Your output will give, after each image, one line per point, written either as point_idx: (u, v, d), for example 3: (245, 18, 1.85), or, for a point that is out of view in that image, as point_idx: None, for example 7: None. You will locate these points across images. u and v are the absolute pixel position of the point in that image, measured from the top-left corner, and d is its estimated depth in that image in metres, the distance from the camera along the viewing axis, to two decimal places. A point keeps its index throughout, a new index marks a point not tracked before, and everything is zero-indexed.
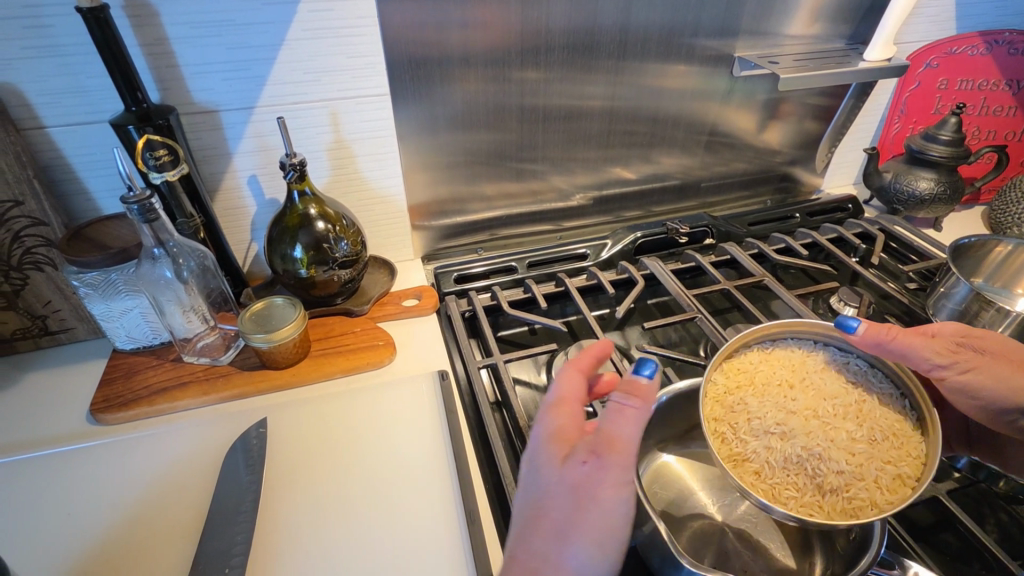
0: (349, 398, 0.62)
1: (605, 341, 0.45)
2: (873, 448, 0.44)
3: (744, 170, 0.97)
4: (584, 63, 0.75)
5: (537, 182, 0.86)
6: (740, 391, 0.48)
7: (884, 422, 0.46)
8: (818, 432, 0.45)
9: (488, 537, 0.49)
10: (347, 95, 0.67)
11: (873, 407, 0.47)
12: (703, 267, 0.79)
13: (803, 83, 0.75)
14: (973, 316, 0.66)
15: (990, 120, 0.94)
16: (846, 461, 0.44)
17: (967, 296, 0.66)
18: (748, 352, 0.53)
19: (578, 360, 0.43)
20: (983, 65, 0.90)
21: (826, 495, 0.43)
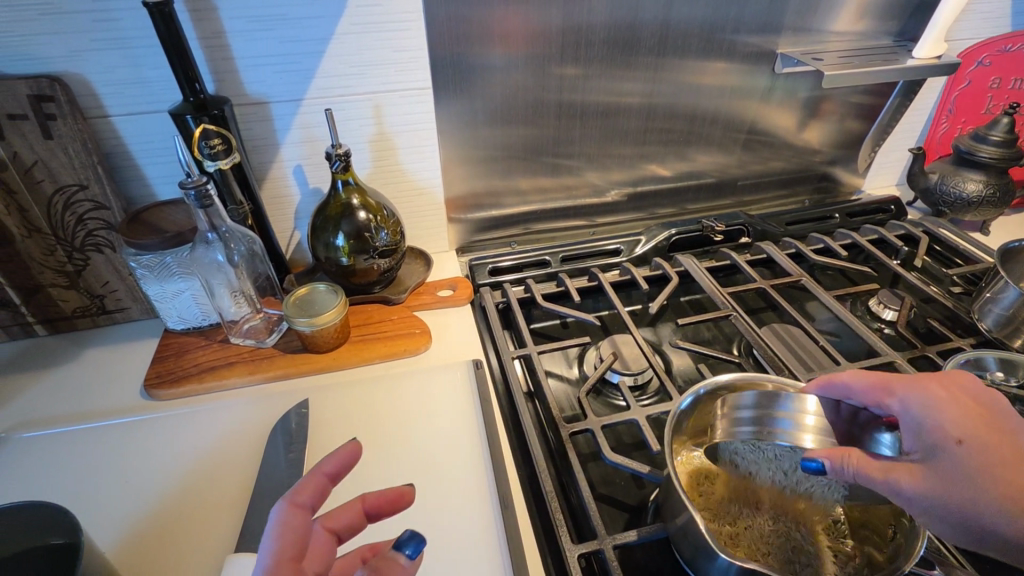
0: (385, 383, 0.64)
1: (335, 453, 0.36)
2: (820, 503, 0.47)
3: (782, 169, 0.96)
4: (623, 59, 0.75)
5: (571, 177, 0.86)
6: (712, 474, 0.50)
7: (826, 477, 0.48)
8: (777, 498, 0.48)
9: (520, 523, 0.50)
10: (389, 88, 0.68)
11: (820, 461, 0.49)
12: (739, 265, 0.78)
13: (848, 82, 0.74)
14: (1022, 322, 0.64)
15: None
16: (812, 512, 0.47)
17: (1016, 301, 0.64)
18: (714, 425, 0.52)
19: (296, 492, 0.33)
20: None
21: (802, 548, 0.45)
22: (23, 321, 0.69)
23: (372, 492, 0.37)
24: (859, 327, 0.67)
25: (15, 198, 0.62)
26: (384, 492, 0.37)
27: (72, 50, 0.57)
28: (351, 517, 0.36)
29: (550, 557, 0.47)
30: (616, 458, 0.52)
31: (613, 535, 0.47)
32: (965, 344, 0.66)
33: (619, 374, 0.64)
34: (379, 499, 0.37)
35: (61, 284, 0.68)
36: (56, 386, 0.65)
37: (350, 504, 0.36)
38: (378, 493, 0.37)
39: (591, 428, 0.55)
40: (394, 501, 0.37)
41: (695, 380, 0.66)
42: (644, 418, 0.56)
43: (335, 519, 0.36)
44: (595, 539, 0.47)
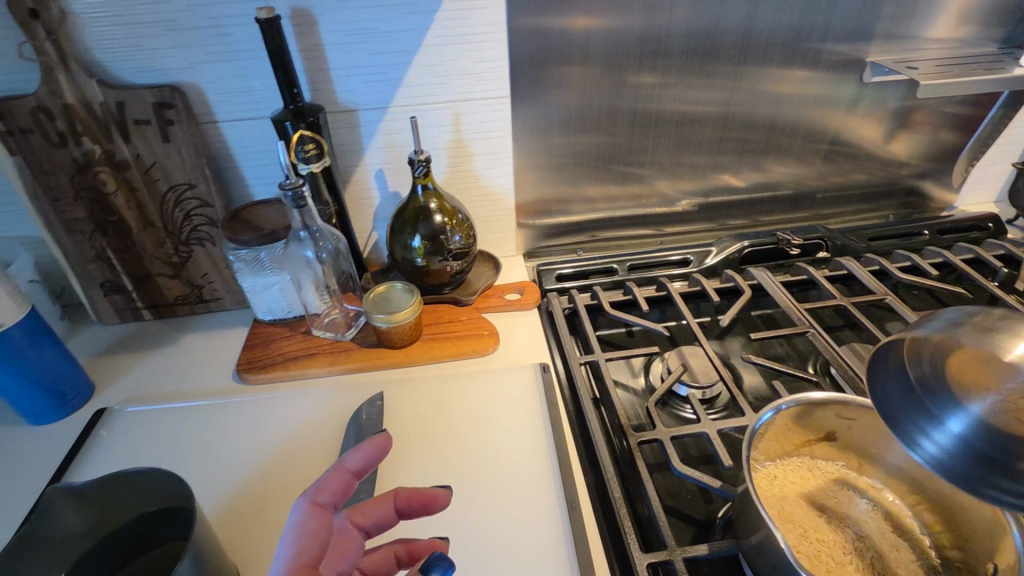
0: (455, 381, 0.66)
1: (356, 452, 0.39)
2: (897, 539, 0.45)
3: (865, 183, 0.91)
4: (701, 68, 0.75)
5: (641, 186, 0.86)
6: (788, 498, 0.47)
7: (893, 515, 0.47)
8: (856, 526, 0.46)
9: (586, 527, 0.50)
10: (470, 96, 0.71)
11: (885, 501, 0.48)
12: (816, 281, 0.75)
13: (946, 92, 0.70)
14: None
15: None
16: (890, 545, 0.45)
17: None
18: (785, 452, 0.50)
19: (317, 491, 0.36)
20: None
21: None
22: (133, 306, 0.76)
23: (404, 489, 0.40)
24: None
25: (135, 194, 0.69)
26: (415, 492, 0.40)
27: (191, 63, 0.63)
28: (383, 513, 0.39)
29: (616, 564, 0.47)
30: (685, 469, 0.51)
31: (683, 547, 0.47)
32: None
33: (688, 387, 0.63)
34: (410, 496, 0.40)
35: (167, 274, 0.75)
36: (159, 366, 0.71)
37: (380, 502, 0.40)
38: (410, 491, 0.40)
39: (660, 439, 0.55)
40: (425, 503, 0.40)
41: (767, 397, 0.64)
42: (715, 432, 0.55)
43: (363, 517, 0.39)
44: (663, 549, 0.47)
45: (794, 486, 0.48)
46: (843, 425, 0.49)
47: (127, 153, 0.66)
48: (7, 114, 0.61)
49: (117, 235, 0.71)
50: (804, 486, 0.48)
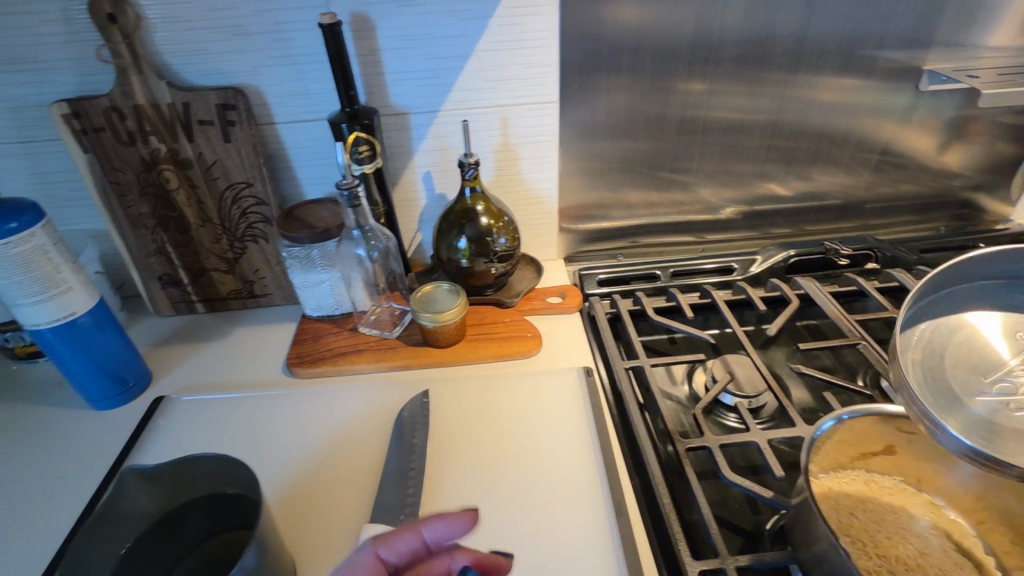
0: (499, 382, 0.66)
1: (438, 523, 0.39)
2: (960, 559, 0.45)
3: (915, 193, 0.89)
4: (752, 75, 0.74)
5: (684, 193, 0.86)
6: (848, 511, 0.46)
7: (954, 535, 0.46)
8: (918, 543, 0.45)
9: (633, 531, 0.50)
10: (519, 101, 0.72)
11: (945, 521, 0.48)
12: (866, 292, 0.73)
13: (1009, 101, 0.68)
14: None
15: None
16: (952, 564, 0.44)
17: None
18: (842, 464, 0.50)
19: (384, 546, 0.38)
20: None
21: None
22: (188, 298, 0.79)
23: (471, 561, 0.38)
24: None
25: (195, 191, 0.71)
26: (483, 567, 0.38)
27: (254, 66, 0.66)
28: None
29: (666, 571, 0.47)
30: (734, 477, 0.51)
31: (734, 556, 0.46)
32: None
33: (733, 396, 0.62)
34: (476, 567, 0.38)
35: (222, 269, 0.77)
36: (212, 358, 0.74)
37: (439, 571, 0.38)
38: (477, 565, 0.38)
39: (709, 447, 0.54)
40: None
41: (816, 408, 0.63)
42: (765, 442, 0.54)
43: None
44: (715, 557, 0.46)
45: (851, 498, 0.47)
46: (901, 439, 0.49)
47: (190, 152, 0.69)
48: (83, 113, 0.64)
49: (177, 230, 0.73)
50: (862, 499, 0.48)
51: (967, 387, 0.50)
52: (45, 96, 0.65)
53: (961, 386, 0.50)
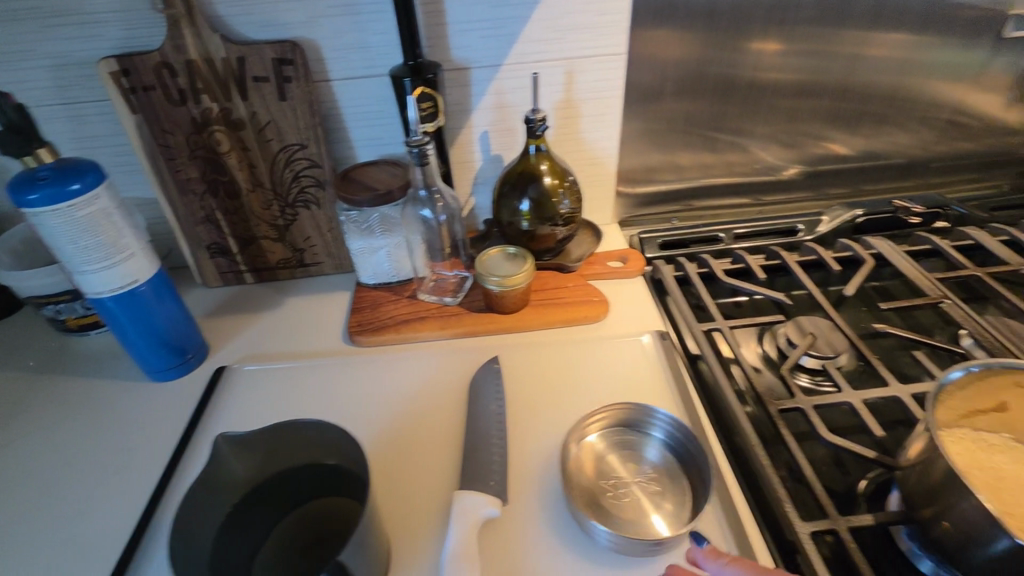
0: (569, 346, 0.65)
1: None
2: None
3: (981, 151, 0.86)
4: (824, 33, 0.73)
5: (744, 154, 0.83)
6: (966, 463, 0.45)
7: None
8: None
9: (735, 497, 0.48)
10: (586, 54, 0.69)
11: None
12: (941, 250, 0.71)
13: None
14: None
15: None
16: None
17: None
18: (957, 420, 0.47)
19: None
20: None
21: None
22: (236, 268, 0.77)
23: None
24: None
25: (248, 153, 0.69)
26: None
27: (312, 17, 0.63)
28: None
29: (769, 532, 0.46)
30: (835, 440, 0.50)
31: (846, 516, 0.45)
32: None
33: (807, 357, 0.60)
34: None
35: (271, 237, 0.75)
36: (267, 328, 0.72)
37: None
38: None
39: (802, 407, 0.53)
40: None
41: (902, 367, 0.62)
42: (860, 402, 0.53)
43: None
44: (823, 519, 0.45)
45: (967, 459, 0.45)
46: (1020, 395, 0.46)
47: (244, 112, 0.66)
48: (132, 69, 0.61)
49: (227, 197, 0.71)
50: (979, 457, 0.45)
51: (625, 445, 0.52)
52: (90, 52, 0.62)
53: (623, 444, 0.52)
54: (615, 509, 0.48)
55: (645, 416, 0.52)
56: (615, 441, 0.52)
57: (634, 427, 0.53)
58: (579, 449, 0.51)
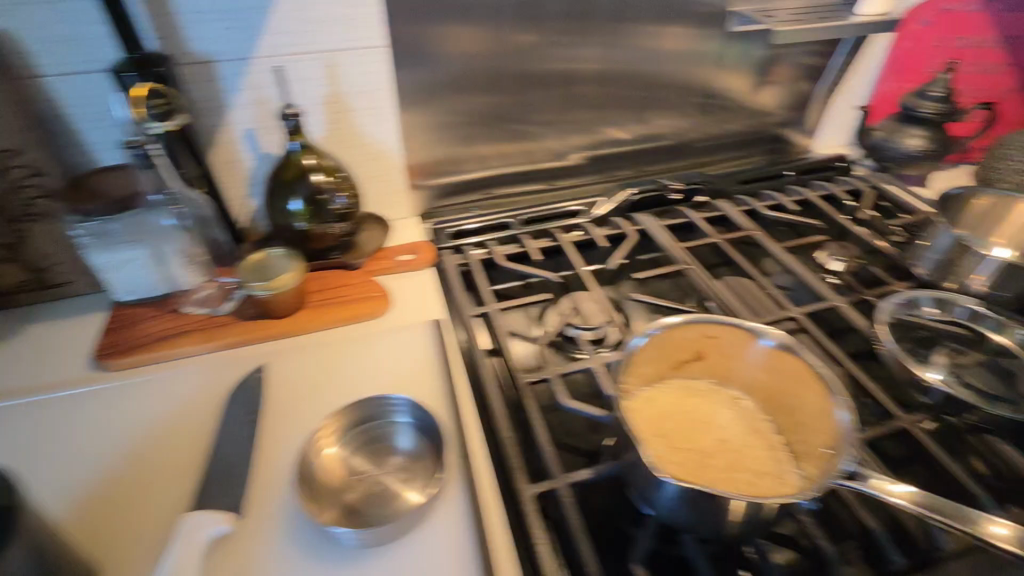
0: (344, 345, 0.63)
1: None
2: (755, 449, 0.48)
3: (737, 131, 0.97)
4: (578, 27, 0.77)
5: (530, 142, 0.86)
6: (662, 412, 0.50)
7: (757, 432, 0.50)
8: (720, 438, 0.48)
9: (479, 472, 0.50)
10: (342, 47, 0.67)
11: (756, 422, 0.51)
12: (695, 223, 0.80)
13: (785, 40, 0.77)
14: (952, 264, 0.65)
15: (979, 79, 0.91)
16: (749, 450, 0.48)
17: (950, 246, 0.65)
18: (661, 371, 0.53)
19: None
20: (977, 23, 0.87)
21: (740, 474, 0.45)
22: None
23: None
24: (804, 275, 0.69)
25: None
26: None
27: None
28: None
29: (505, 499, 0.48)
30: (574, 404, 0.53)
31: (568, 474, 0.48)
32: (899, 287, 0.67)
33: (579, 329, 0.63)
34: None
35: None
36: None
37: None
38: None
39: (550, 378, 0.56)
40: None
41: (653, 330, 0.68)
42: (601, 367, 0.57)
43: None
44: (549, 479, 0.48)
45: (662, 411, 0.50)
46: (707, 345, 0.52)
47: None
48: None
49: None
50: (674, 403, 0.51)
51: (371, 439, 0.52)
52: None
53: (369, 439, 0.52)
54: (363, 507, 0.47)
55: (381, 405, 0.53)
56: (361, 438, 0.52)
57: (376, 420, 0.53)
58: (320, 460, 0.50)
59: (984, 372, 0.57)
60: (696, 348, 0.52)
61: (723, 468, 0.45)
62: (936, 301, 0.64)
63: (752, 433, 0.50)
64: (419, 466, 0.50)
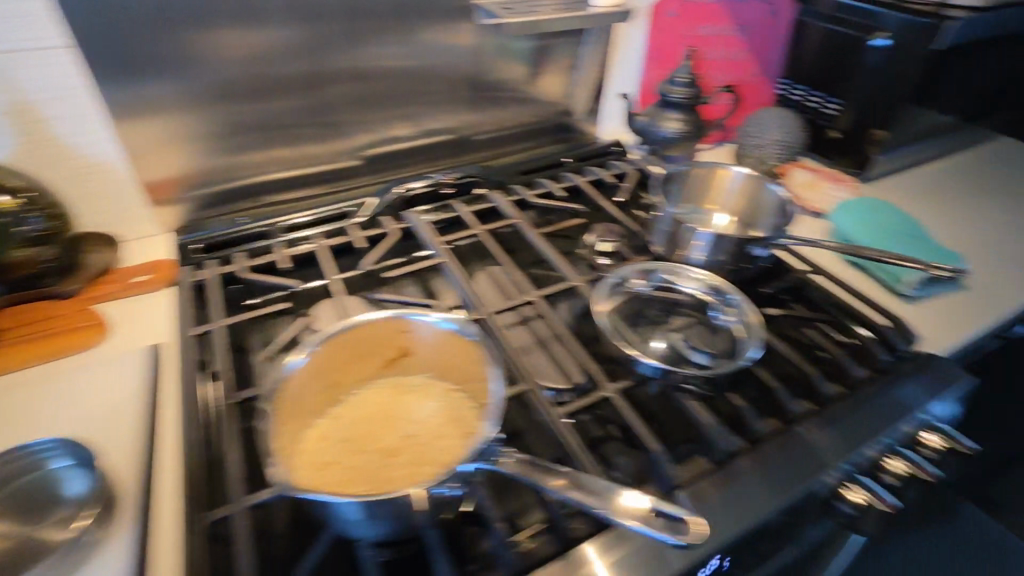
0: (35, 385, 0.56)
1: None
2: (444, 435, 0.46)
3: (520, 122, 0.98)
4: (311, 23, 0.74)
5: (290, 145, 0.82)
6: (357, 415, 0.49)
7: (460, 417, 0.48)
8: (411, 430, 0.47)
9: (157, 509, 0.46)
10: (5, 48, 0.59)
11: (466, 407, 0.49)
12: (462, 217, 0.79)
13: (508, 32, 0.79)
14: (677, 237, 0.68)
15: (726, 64, 0.99)
16: (441, 438, 0.46)
17: (670, 222, 0.68)
18: (372, 372, 0.52)
19: None
20: (714, 13, 0.95)
21: (411, 466, 0.43)
22: None
23: None
24: (557, 261, 0.71)
25: None
26: None
27: None
28: None
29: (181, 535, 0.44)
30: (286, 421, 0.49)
31: (249, 496, 0.44)
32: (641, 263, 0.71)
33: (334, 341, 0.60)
34: None
35: None
36: None
37: None
38: None
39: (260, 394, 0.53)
40: None
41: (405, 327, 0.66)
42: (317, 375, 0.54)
43: None
44: (229, 504, 0.44)
45: (361, 413, 0.49)
46: (404, 339, 0.51)
47: None
48: None
49: None
50: (379, 405, 0.50)
51: (29, 495, 0.46)
52: None
53: (23, 495, 0.46)
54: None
55: (35, 453, 0.47)
56: (13, 496, 0.46)
57: (33, 472, 0.47)
58: None
59: (705, 331, 0.61)
60: (400, 343, 0.52)
61: (391, 463, 0.44)
62: (662, 273, 0.67)
63: (456, 419, 0.48)
64: (89, 511, 0.44)
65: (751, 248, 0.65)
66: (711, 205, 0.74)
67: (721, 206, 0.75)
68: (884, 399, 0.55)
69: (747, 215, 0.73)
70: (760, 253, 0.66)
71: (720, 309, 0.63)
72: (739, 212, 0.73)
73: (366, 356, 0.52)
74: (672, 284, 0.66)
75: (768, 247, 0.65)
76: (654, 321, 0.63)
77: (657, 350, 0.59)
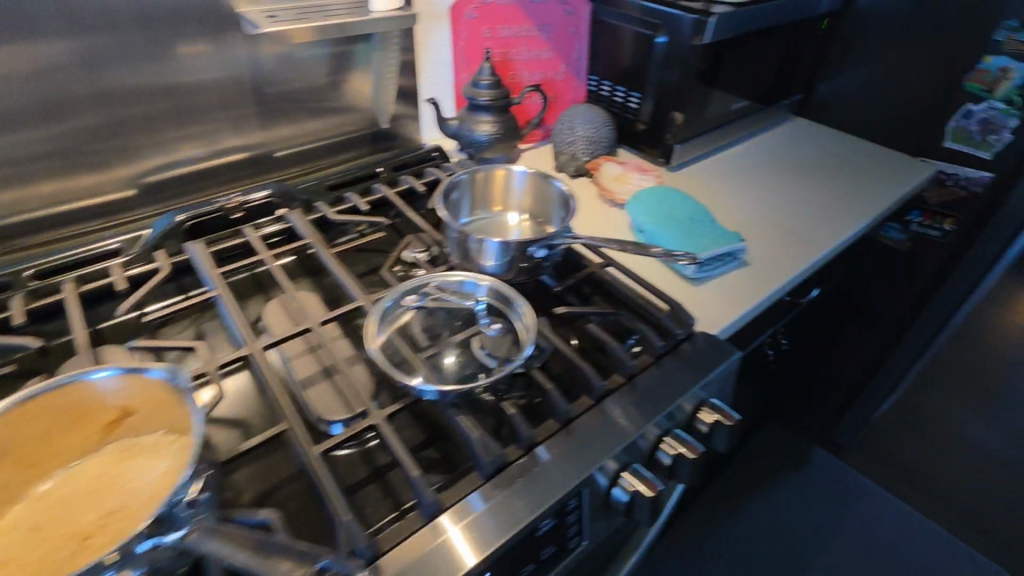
0: None
1: None
2: (135, 506, 0.41)
3: (327, 133, 0.93)
4: (27, 41, 0.65)
5: (33, 180, 0.71)
6: (61, 494, 0.44)
7: (164, 478, 0.42)
8: (106, 505, 0.42)
9: None
10: None
11: (177, 464, 0.43)
12: (251, 243, 0.73)
13: (303, 39, 0.75)
14: (466, 248, 0.66)
15: (534, 64, 1.00)
16: (136, 508, 0.41)
17: (456, 235, 0.66)
18: (96, 439, 0.48)
19: None
20: (513, 14, 0.95)
21: (83, 550, 0.38)
22: None
23: None
24: (344, 280, 0.67)
25: None
26: None
27: None
28: None
29: None
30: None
31: None
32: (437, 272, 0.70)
33: None
34: None
35: None
36: None
37: None
38: None
39: None
40: None
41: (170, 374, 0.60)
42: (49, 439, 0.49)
43: None
44: None
45: (68, 490, 0.44)
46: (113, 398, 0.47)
47: None
48: None
49: None
50: (93, 476, 0.45)
51: None
52: None
53: None
54: None
55: None
56: None
57: None
58: None
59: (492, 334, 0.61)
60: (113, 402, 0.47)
61: (66, 549, 0.39)
62: (450, 282, 0.66)
63: (159, 482, 0.42)
64: None
65: (530, 249, 0.65)
66: (501, 210, 0.76)
67: (512, 207, 0.77)
68: (653, 387, 0.58)
69: (535, 212, 0.75)
70: (538, 253, 0.66)
71: (503, 316, 0.63)
72: (530, 210, 0.75)
73: (85, 423, 0.48)
74: (461, 292, 0.65)
75: (547, 246, 0.65)
76: (439, 338, 0.61)
77: (447, 370, 0.57)
